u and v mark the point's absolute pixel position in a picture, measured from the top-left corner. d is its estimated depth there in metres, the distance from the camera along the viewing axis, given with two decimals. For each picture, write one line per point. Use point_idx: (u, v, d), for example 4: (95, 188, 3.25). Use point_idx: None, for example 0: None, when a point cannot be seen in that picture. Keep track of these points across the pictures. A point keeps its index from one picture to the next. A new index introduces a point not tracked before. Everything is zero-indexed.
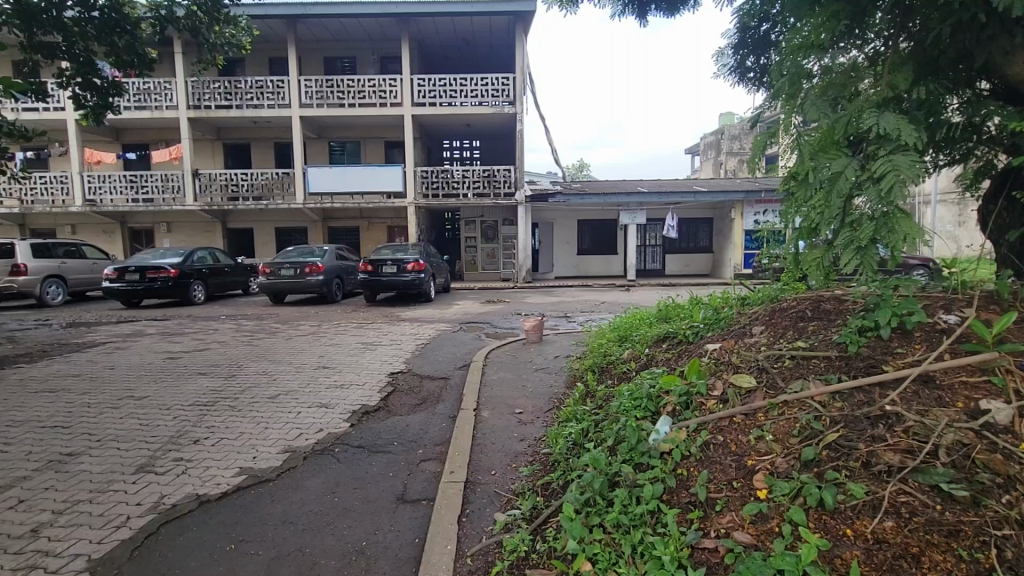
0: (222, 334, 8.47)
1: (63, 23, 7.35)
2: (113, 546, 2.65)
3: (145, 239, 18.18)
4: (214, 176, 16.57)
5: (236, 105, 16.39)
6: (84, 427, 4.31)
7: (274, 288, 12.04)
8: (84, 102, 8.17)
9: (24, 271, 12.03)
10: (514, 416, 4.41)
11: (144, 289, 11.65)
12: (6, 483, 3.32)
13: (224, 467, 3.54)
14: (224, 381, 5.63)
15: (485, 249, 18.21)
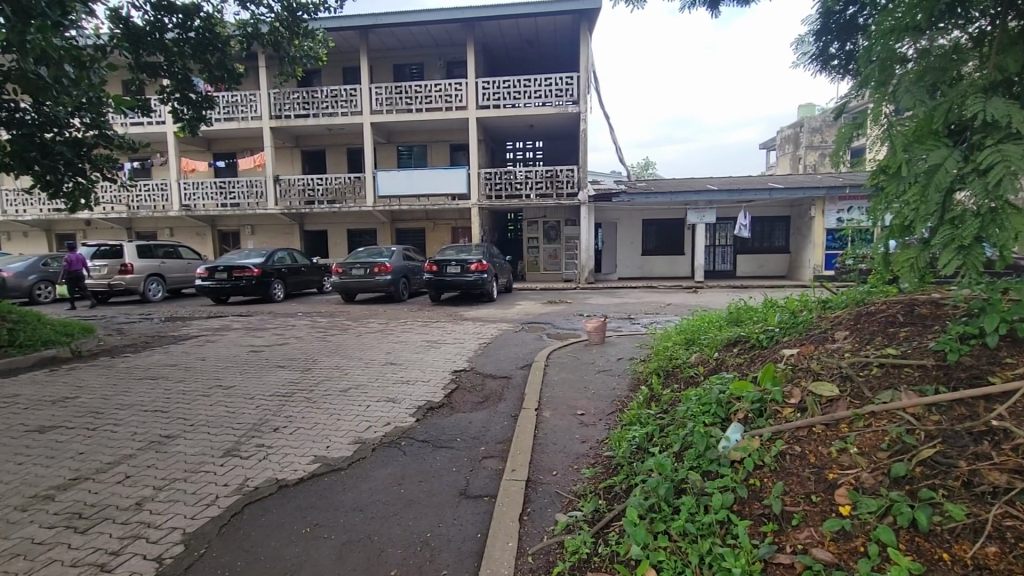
0: (299, 330, 9.00)
1: (165, 44, 8.21)
2: (203, 522, 2.89)
3: (232, 241, 19.66)
4: (292, 181, 17.62)
5: (313, 114, 17.38)
6: (179, 411, 4.73)
7: (345, 287, 12.63)
8: (181, 115, 8.96)
9: (130, 271, 13.38)
10: (575, 418, 4.38)
11: (231, 287, 12.61)
12: (115, 460, 3.70)
13: (300, 454, 3.77)
14: (301, 374, 5.99)
15: (547, 249, 18.20)
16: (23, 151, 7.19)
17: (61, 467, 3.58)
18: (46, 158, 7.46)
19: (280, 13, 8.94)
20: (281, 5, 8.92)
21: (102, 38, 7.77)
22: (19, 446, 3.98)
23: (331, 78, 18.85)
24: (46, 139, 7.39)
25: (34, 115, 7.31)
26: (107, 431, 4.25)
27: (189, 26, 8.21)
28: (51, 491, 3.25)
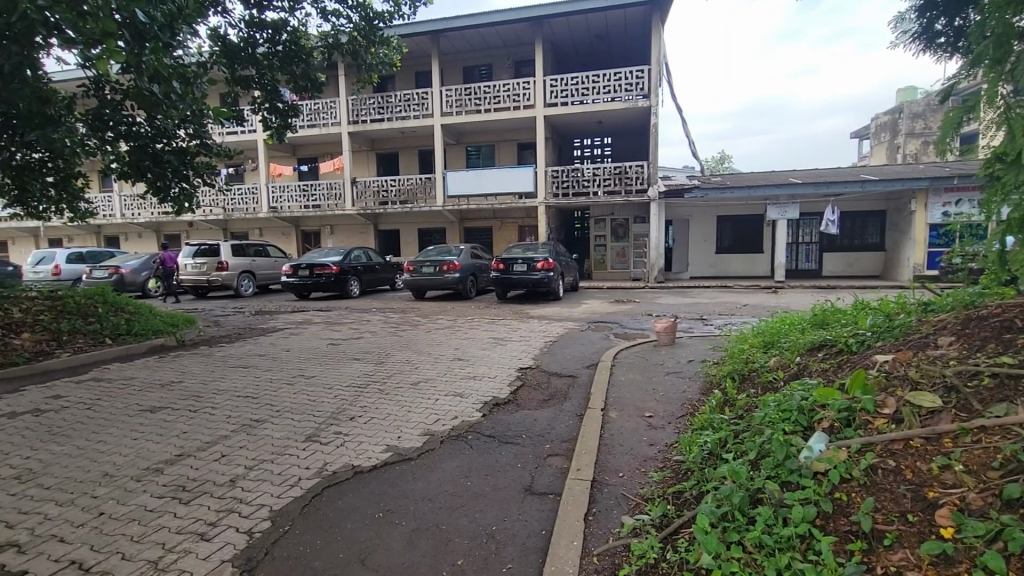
0: (373, 325, 9.44)
1: (257, 58, 8.91)
2: (288, 501, 3.11)
3: (313, 240, 20.92)
4: (367, 183, 18.46)
5: (388, 118, 18.12)
6: (266, 398, 5.10)
7: (415, 284, 13.06)
8: (270, 123, 9.66)
9: (225, 269, 14.53)
10: (642, 419, 4.28)
11: (312, 284, 13.42)
12: (212, 440, 4.07)
13: (374, 443, 3.96)
14: (375, 367, 6.28)
15: (615, 248, 17.88)
16: (138, 160, 8.24)
17: (169, 444, 3.99)
18: (157, 166, 8.37)
19: (358, 23, 9.45)
20: (359, 15, 9.41)
21: (204, 55, 8.53)
22: (135, 423, 4.46)
23: (404, 82, 19.55)
24: (157, 149, 8.32)
25: (147, 128, 8.19)
26: (205, 414, 4.67)
27: (277, 40, 8.92)
28: (160, 465, 3.62)
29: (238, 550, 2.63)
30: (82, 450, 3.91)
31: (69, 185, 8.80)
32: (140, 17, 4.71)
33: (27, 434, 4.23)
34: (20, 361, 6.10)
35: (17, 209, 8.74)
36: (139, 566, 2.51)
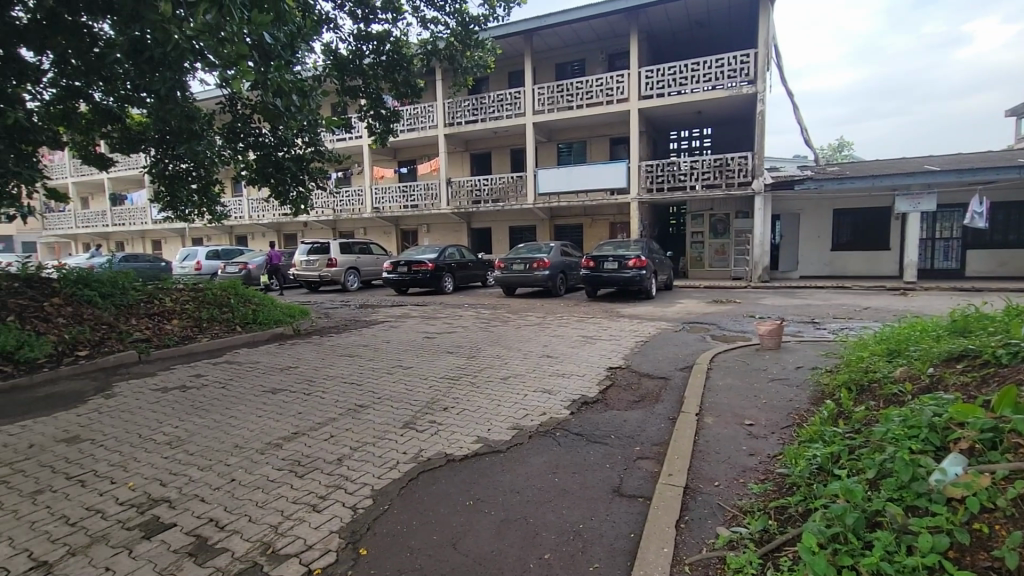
0: (466, 320, 9.77)
1: (363, 68, 9.59)
2: (387, 483, 3.33)
3: (411, 238, 22.06)
4: (462, 183, 19.10)
5: (482, 119, 18.59)
6: (369, 386, 5.48)
7: (506, 281, 13.31)
8: (375, 129, 10.30)
9: (334, 265, 15.77)
10: (742, 427, 4.03)
11: (410, 279, 14.16)
12: (323, 421, 4.46)
13: (466, 433, 4.11)
14: (467, 360, 6.50)
15: (713, 245, 16.97)
16: (263, 168, 9.21)
17: (287, 422, 4.43)
18: (279, 172, 9.28)
19: (455, 28, 9.84)
20: (456, 21, 9.79)
21: (319, 69, 9.37)
22: (259, 402, 5.02)
23: (498, 82, 19.95)
24: (279, 157, 9.25)
25: (271, 138, 9.16)
26: (316, 397, 5.12)
27: (381, 50, 9.56)
28: (279, 441, 4.04)
29: (344, 523, 2.86)
30: (218, 423, 4.47)
31: (209, 191, 10.04)
32: (267, 39, 5.25)
33: (176, 406, 4.92)
34: (171, 343, 7.09)
35: (169, 213, 10.13)
36: (262, 529, 2.83)
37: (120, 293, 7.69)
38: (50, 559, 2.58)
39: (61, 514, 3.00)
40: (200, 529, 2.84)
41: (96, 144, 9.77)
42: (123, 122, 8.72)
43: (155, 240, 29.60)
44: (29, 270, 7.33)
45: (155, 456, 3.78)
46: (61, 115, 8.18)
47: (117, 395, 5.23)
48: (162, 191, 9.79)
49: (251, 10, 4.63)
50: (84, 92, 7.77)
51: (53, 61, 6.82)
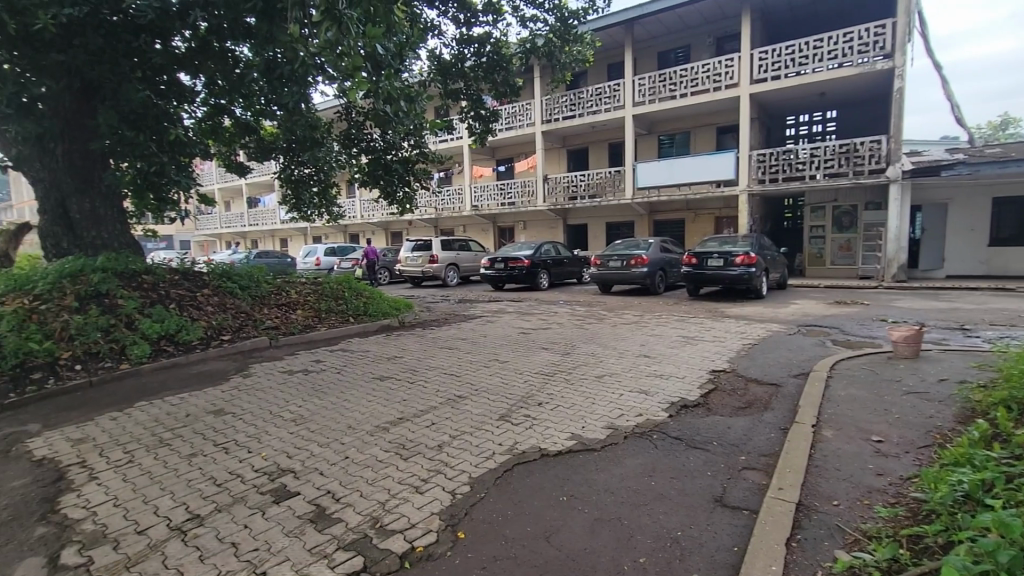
0: (561, 317, 9.78)
1: (464, 71, 9.99)
2: (483, 471, 3.44)
3: (508, 235, 22.49)
4: (558, 179, 19.08)
5: (580, 114, 18.43)
6: (467, 378, 5.69)
7: (602, 278, 13.10)
8: (475, 130, 10.60)
9: (436, 262, 16.54)
10: (869, 444, 3.62)
11: (507, 276, 14.45)
12: (425, 409, 4.71)
13: (561, 429, 4.12)
14: (562, 357, 6.50)
15: (837, 240, 15.40)
16: (373, 170, 9.88)
17: (393, 408, 4.74)
18: (387, 174, 9.91)
19: (554, 24, 9.88)
20: (555, 17, 9.82)
21: (424, 74, 9.89)
22: (369, 387, 5.43)
23: (596, 76, 19.66)
24: (388, 160, 9.88)
25: (380, 142, 9.81)
26: (419, 386, 5.43)
27: (482, 52, 9.87)
28: (386, 425, 4.34)
29: (444, 506, 3.01)
30: (334, 405, 4.90)
31: (328, 194, 10.99)
32: (380, 51, 5.64)
33: (298, 387, 5.47)
34: (295, 331, 7.89)
35: (294, 214, 11.24)
36: (372, 504, 3.06)
37: (255, 286, 8.69)
38: (201, 513, 3.00)
39: (210, 475, 3.48)
40: (319, 499, 3.13)
41: (237, 154, 11.09)
42: (258, 133, 9.81)
43: (282, 239, 33.06)
44: (185, 264, 8.52)
45: (282, 431, 4.24)
46: (210, 130, 9.39)
47: (252, 376, 5.94)
48: (289, 194, 10.90)
49: (366, 24, 5.00)
50: (228, 109, 8.85)
51: (204, 83, 7.85)
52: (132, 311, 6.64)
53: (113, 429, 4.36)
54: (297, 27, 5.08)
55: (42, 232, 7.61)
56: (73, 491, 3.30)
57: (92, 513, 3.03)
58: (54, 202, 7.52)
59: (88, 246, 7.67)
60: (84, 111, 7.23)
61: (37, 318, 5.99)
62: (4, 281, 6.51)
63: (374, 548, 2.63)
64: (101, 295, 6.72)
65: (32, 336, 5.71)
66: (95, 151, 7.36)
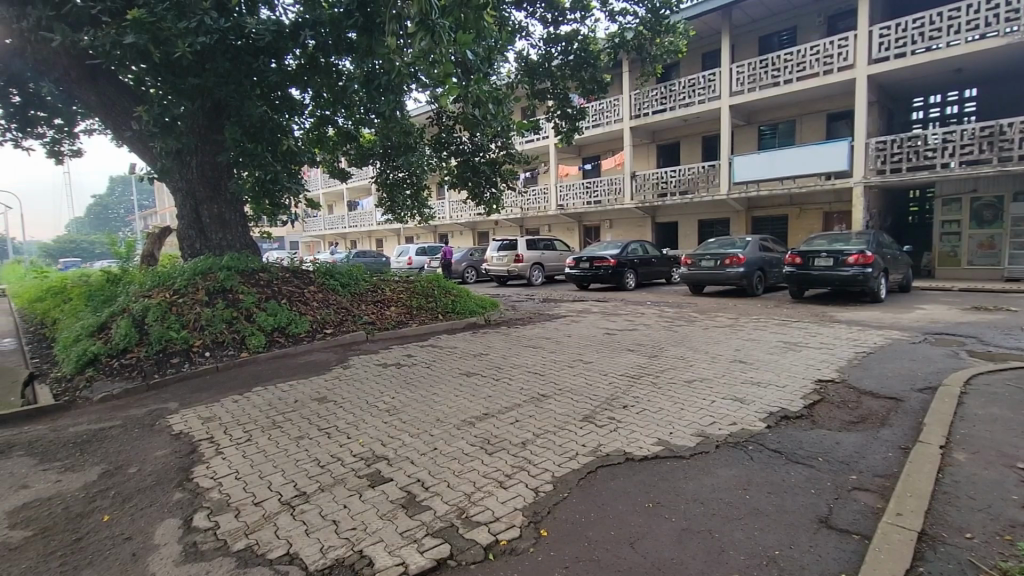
0: (649, 318, 9.49)
1: (551, 71, 10.06)
2: (567, 471, 3.42)
3: (594, 234, 22.20)
4: (647, 176, 18.50)
5: (671, 107, 17.75)
6: (551, 377, 5.70)
7: (694, 278, 12.51)
8: (561, 129, 10.61)
9: (521, 261, 16.73)
10: (1014, 472, 3.14)
11: (592, 275, 14.26)
12: (509, 406, 4.78)
13: (646, 434, 3.99)
14: (649, 360, 6.29)
15: (975, 236, 13.56)
16: (462, 172, 10.21)
17: (478, 404, 4.87)
18: (475, 176, 10.20)
19: (644, 16, 9.62)
20: (646, 9, 9.55)
21: (512, 76, 10.06)
22: (456, 383, 5.60)
23: (689, 67, 18.83)
24: (476, 162, 10.16)
25: (469, 145, 10.11)
26: (503, 383, 5.52)
27: (569, 50, 9.86)
28: (473, 419, 4.46)
29: (527, 503, 3.03)
30: (424, 397, 5.13)
31: (420, 196, 11.53)
32: (471, 56, 5.82)
33: (391, 380, 5.78)
34: (390, 326, 8.36)
35: (389, 216, 11.92)
36: (458, 495, 3.16)
37: (354, 283, 9.30)
38: (307, 491, 3.27)
39: (315, 457, 3.79)
40: (410, 486, 3.29)
41: (339, 161, 11.93)
42: (358, 141, 10.49)
43: (378, 240, 35.18)
44: (295, 263, 9.34)
45: (377, 420, 4.51)
46: (316, 140, 10.20)
47: (351, 367, 6.37)
48: (384, 197, 11.57)
49: (458, 32, 5.16)
50: (332, 119, 9.54)
51: (312, 96, 8.51)
52: (251, 305, 7.39)
53: (235, 411, 4.88)
54: (395, 39, 5.38)
55: (180, 234, 8.69)
56: (203, 463, 3.74)
57: (218, 483, 3.42)
58: (189, 209, 8.55)
59: (216, 247, 8.64)
60: (213, 127, 8.15)
61: (176, 310, 6.86)
62: (151, 278, 7.52)
63: (459, 538, 2.72)
64: (226, 291, 7.54)
65: (171, 326, 6.54)
66: (221, 163, 8.27)
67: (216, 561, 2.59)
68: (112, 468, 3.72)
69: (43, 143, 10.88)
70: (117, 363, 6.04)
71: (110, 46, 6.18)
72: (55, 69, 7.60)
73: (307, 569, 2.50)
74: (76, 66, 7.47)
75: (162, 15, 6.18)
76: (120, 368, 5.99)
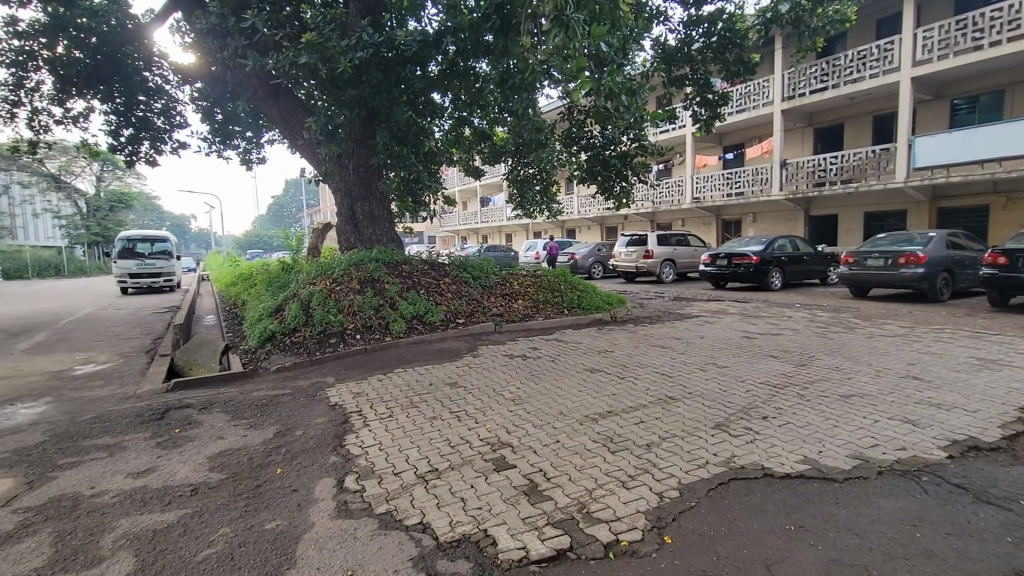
0: (796, 322, 8.56)
1: (691, 55, 9.59)
2: (695, 480, 3.22)
3: (734, 229, 20.59)
4: (800, 163, 16.67)
5: (833, 85, 15.77)
6: (680, 379, 5.43)
7: (855, 279, 11.01)
8: (700, 116, 10.13)
9: (651, 257, 16.09)
10: None
11: (730, 273, 13.23)
12: (634, 406, 4.64)
13: (790, 450, 3.61)
14: (796, 368, 5.68)
15: None
16: (592, 167, 10.10)
17: (602, 401, 4.80)
18: (606, 170, 10.05)
19: None
20: None
21: (648, 64, 9.78)
22: (580, 378, 5.59)
23: (859, 37, 16.54)
24: (606, 155, 10.01)
25: (600, 139, 9.98)
26: (628, 382, 5.38)
27: (713, 31, 9.32)
28: (595, 416, 4.41)
29: (651, 506, 2.92)
30: (548, 390, 5.21)
31: (549, 191, 11.70)
32: (607, 47, 5.80)
33: (517, 371, 5.94)
34: (517, 319, 8.60)
35: (519, 212, 12.26)
36: (580, 489, 3.15)
37: (484, 277, 9.71)
38: (439, 468, 3.50)
39: (446, 437, 4.05)
40: (533, 475, 3.36)
41: (474, 159, 12.53)
42: (492, 139, 10.90)
43: (507, 234, 36.39)
44: (433, 256, 10.03)
45: (504, 409, 4.67)
46: (454, 140, 10.84)
47: (480, 356, 6.68)
48: (516, 193, 11.93)
49: (593, 24, 5.13)
50: (468, 120, 10.06)
51: (452, 100, 9.05)
52: (395, 294, 8.10)
53: (380, 389, 5.40)
54: (530, 37, 5.49)
55: (339, 229, 9.82)
56: (353, 433, 4.20)
57: (364, 452, 3.82)
58: (346, 207, 9.61)
59: (367, 241, 9.60)
60: (367, 133, 9.05)
61: (334, 296, 7.78)
62: (316, 267, 8.61)
63: (580, 532, 2.70)
64: (375, 280, 8.35)
65: (330, 310, 7.43)
66: (374, 165, 9.17)
67: (363, 521, 2.89)
68: (283, 430, 4.34)
69: (239, 153, 13.04)
70: (289, 340, 7.05)
71: (289, 66, 7.14)
72: (248, 89, 8.99)
73: (437, 539, 2.68)
74: (263, 87, 8.79)
75: (329, 35, 7.01)
76: (291, 344, 6.99)
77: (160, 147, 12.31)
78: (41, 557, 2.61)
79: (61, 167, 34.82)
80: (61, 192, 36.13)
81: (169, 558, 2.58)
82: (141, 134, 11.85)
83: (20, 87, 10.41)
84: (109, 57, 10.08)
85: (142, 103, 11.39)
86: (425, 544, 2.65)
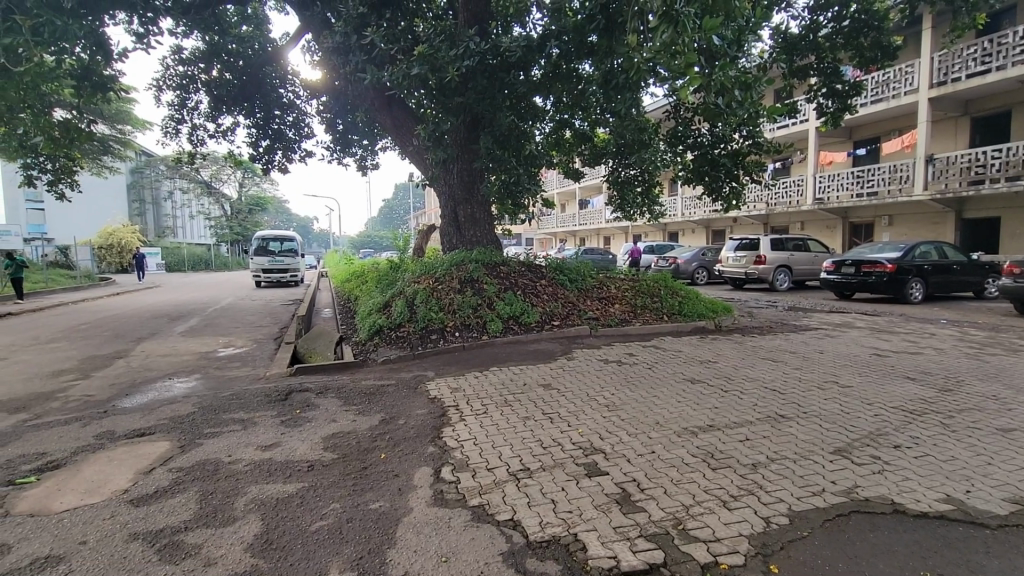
0: (941, 340, 7.46)
1: (818, 42, 8.82)
2: (808, 508, 2.92)
3: (864, 234, 18.49)
4: (952, 159, 14.55)
5: (998, 66, 13.54)
6: (793, 397, 4.97)
7: (1020, 293, 9.40)
8: (827, 109, 9.39)
9: (762, 263, 14.94)
10: None
11: (858, 282, 11.88)
12: (739, 422, 4.33)
13: (928, 486, 3.15)
14: (938, 393, 4.95)
15: None
16: (699, 167, 9.62)
17: (702, 414, 4.54)
18: (713, 170, 9.53)
19: None
20: None
21: (767, 56, 9.11)
22: (679, 388, 5.32)
23: None
24: (715, 154, 9.46)
25: (708, 137, 9.46)
26: (732, 395, 5.04)
27: (845, 15, 8.51)
28: (694, 429, 4.18)
29: (755, 531, 2.70)
30: (644, 398, 5.03)
31: (651, 192, 11.33)
32: (720, 39, 5.52)
33: (613, 377, 5.80)
34: (613, 323, 8.42)
35: (619, 215, 11.98)
36: (675, 504, 2.99)
37: (581, 279, 9.61)
38: (531, 468, 3.52)
39: (538, 438, 4.06)
40: (626, 484, 3.26)
41: (574, 161, 12.47)
42: (592, 141, 10.77)
43: (606, 237, 35.79)
44: (530, 259, 10.13)
45: (597, 414, 4.59)
46: (555, 143, 10.84)
47: (575, 360, 6.62)
48: (615, 195, 11.69)
49: (706, 16, 4.88)
50: (570, 122, 10.06)
51: (553, 102, 9.11)
52: (493, 295, 8.28)
53: (476, 386, 5.55)
54: (635, 36, 5.32)
55: (443, 231, 10.25)
56: (449, 427, 4.36)
57: (460, 445, 3.95)
58: (450, 209, 9.99)
59: (468, 242, 9.90)
60: (471, 137, 9.37)
61: (436, 294, 8.14)
62: (420, 267, 9.07)
63: (676, 548, 2.57)
64: (474, 280, 8.61)
65: (433, 308, 7.79)
66: (476, 169, 9.46)
67: (457, 511, 2.98)
68: (387, 418, 4.62)
69: (356, 159, 14.11)
70: (395, 334, 7.53)
71: (402, 78, 7.58)
72: (366, 101, 9.71)
73: (527, 537, 2.70)
74: (379, 97, 9.43)
75: (439, 47, 7.36)
76: (398, 338, 7.44)
77: (291, 155, 13.67)
78: (189, 511, 3.02)
79: (212, 174, 40.06)
80: (212, 196, 41.67)
81: (287, 526, 2.85)
82: (276, 145, 13.19)
83: (183, 107, 12.14)
84: (252, 78, 11.43)
85: (277, 116, 12.68)
86: (515, 541, 2.68)
